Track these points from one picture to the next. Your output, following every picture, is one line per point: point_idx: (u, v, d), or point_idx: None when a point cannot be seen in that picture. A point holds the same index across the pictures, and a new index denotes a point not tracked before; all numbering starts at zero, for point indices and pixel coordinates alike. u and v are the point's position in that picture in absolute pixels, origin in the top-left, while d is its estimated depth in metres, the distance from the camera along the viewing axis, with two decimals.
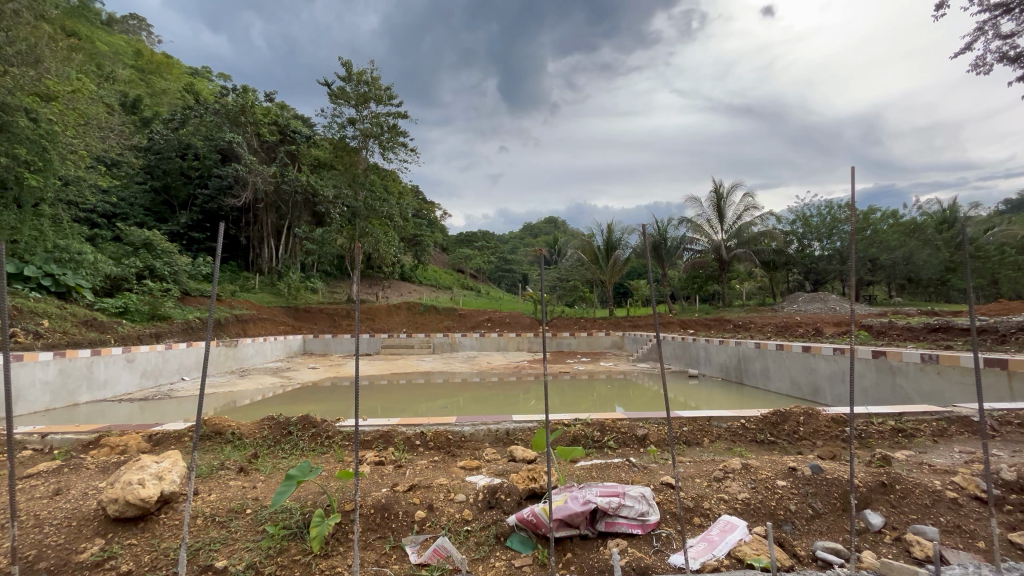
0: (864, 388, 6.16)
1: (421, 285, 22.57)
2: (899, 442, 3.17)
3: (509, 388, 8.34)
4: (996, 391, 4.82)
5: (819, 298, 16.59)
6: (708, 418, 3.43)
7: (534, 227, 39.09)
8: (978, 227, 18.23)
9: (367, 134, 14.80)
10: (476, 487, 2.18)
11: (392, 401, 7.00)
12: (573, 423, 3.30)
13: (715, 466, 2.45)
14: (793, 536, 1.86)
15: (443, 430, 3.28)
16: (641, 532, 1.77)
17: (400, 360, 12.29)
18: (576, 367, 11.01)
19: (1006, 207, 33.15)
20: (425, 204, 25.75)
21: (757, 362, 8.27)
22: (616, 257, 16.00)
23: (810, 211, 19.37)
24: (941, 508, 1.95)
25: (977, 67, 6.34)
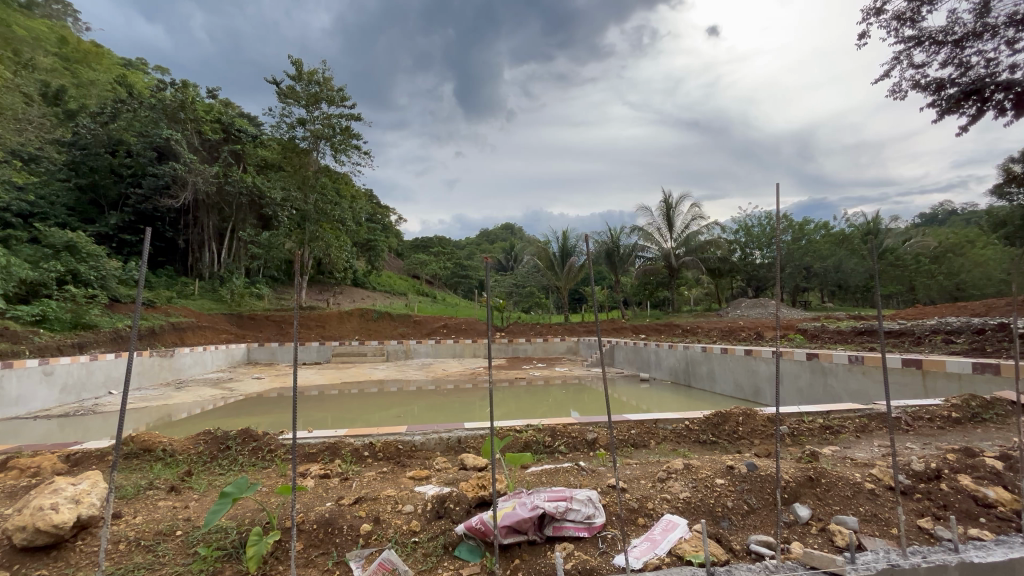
0: (800, 389, 6.57)
1: (374, 292, 22.03)
2: (827, 438, 3.41)
3: (462, 396, 8.27)
4: (913, 389, 5.27)
5: (759, 304, 17.55)
6: (655, 421, 3.56)
7: (490, 233, 39.16)
8: (897, 238, 19.87)
9: (318, 135, 14.39)
10: (426, 497, 2.15)
11: (344, 411, 6.78)
12: (525, 428, 3.34)
13: (660, 468, 2.54)
14: (730, 531, 1.94)
15: (393, 440, 3.23)
16: (588, 535, 1.81)
17: (352, 368, 11.93)
18: (532, 373, 11.09)
19: (920, 220, 36.62)
20: (380, 209, 25.26)
21: (704, 365, 8.65)
22: (571, 263, 16.31)
23: (752, 221, 20.48)
24: (861, 499, 2.11)
25: (894, 93, 6.92)
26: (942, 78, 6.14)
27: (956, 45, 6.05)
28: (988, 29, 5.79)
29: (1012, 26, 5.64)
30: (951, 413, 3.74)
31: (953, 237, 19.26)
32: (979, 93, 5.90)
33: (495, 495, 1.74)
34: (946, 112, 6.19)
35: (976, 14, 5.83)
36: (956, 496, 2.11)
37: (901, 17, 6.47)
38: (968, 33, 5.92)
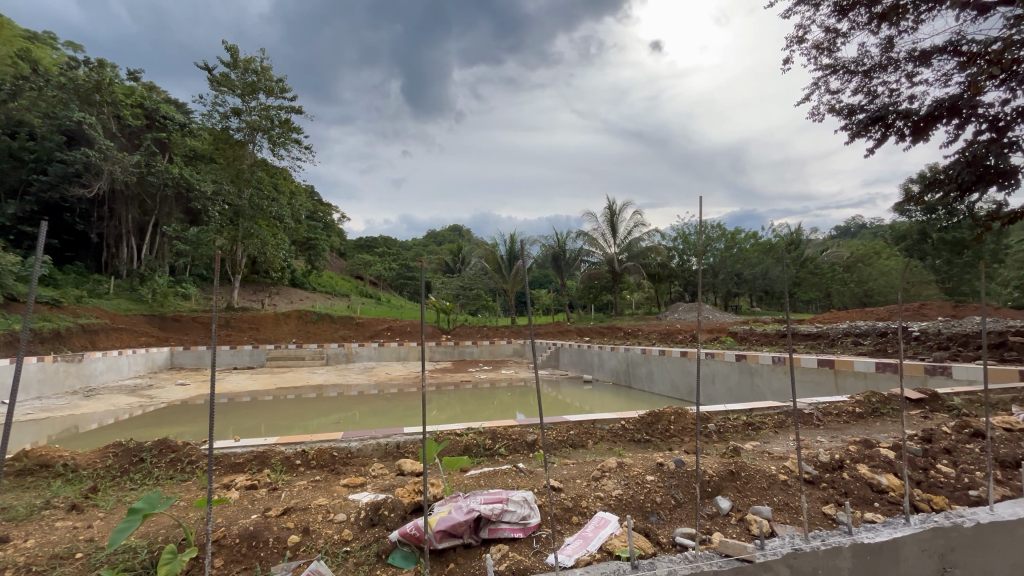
0: (731, 388, 7.00)
1: (314, 293, 21.14)
2: (749, 434, 3.65)
3: (405, 400, 8.10)
4: (826, 387, 5.78)
5: (695, 308, 18.53)
6: (593, 421, 3.68)
7: (437, 234, 38.70)
8: (816, 248, 21.65)
9: (254, 127, 13.65)
10: (359, 505, 2.10)
11: (279, 418, 6.46)
12: (465, 432, 3.34)
13: (595, 467, 2.62)
14: (658, 525, 2.03)
15: (328, 447, 3.13)
16: (523, 535, 1.84)
17: (289, 373, 11.39)
18: (477, 376, 11.06)
19: (835, 234, 40.48)
20: (321, 207, 24.32)
21: (643, 367, 9.00)
22: (518, 266, 16.48)
23: (689, 230, 21.58)
24: (775, 490, 2.28)
25: (815, 115, 7.52)
26: (854, 104, 6.78)
27: (865, 75, 6.70)
28: (892, 62, 6.46)
29: (911, 61, 6.32)
30: (855, 409, 4.12)
31: (862, 248, 21.29)
32: (884, 119, 6.54)
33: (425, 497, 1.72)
34: (857, 136, 6.83)
35: (882, 49, 6.49)
36: (855, 484, 2.33)
37: (819, 46, 7.08)
38: (876, 65, 6.57)
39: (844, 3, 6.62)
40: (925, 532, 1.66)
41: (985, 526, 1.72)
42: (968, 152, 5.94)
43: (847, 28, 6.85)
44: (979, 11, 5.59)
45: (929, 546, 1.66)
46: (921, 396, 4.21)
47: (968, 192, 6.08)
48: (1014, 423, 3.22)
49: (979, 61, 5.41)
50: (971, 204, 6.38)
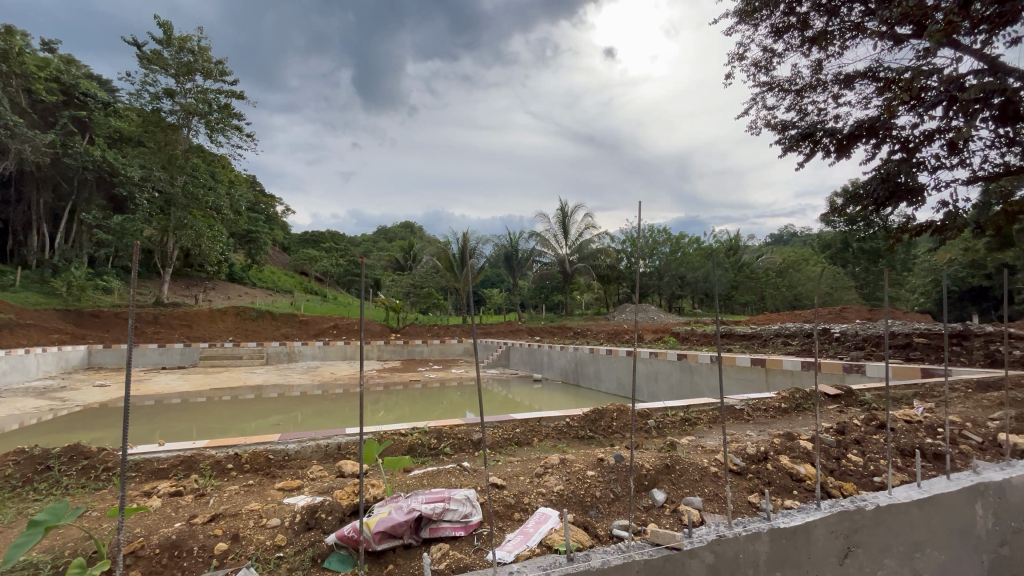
0: (672, 385, 7.32)
1: (254, 288, 20.09)
2: (686, 429, 3.82)
3: (351, 401, 7.85)
4: (758, 383, 6.18)
5: (642, 309, 19.21)
6: (539, 419, 3.74)
7: (388, 230, 37.74)
8: (752, 253, 23.04)
9: (189, 111, 12.80)
10: (295, 509, 2.03)
11: (213, 421, 6.11)
12: (410, 431, 3.30)
13: (538, 464, 2.67)
14: (597, 519, 2.09)
15: (263, 450, 3.00)
16: (464, 533, 1.84)
17: (224, 373, 10.77)
18: (427, 375, 10.92)
19: (769, 241, 43.28)
20: (264, 198, 23.14)
21: (591, 366, 9.23)
22: (470, 265, 16.44)
23: (637, 234, 22.38)
24: (706, 481, 2.42)
25: (752, 128, 7.98)
26: (787, 121, 7.27)
27: (797, 94, 7.20)
28: (820, 84, 6.98)
29: (837, 84, 6.86)
30: (781, 404, 4.43)
31: (793, 255, 22.87)
32: (812, 136, 7.06)
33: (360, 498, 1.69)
34: (789, 150, 7.33)
35: (812, 70, 7.00)
36: (776, 473, 2.51)
37: (757, 64, 7.53)
38: (806, 85, 7.08)
39: (779, 26, 7.09)
40: (833, 516, 1.80)
41: (883, 508, 1.90)
42: (883, 170, 6.51)
43: (782, 49, 7.34)
44: (894, 42, 6.15)
45: (837, 528, 1.81)
46: (837, 392, 4.58)
47: (883, 207, 6.67)
48: (914, 415, 3.59)
49: (894, 87, 5.96)
50: (884, 217, 7.00)
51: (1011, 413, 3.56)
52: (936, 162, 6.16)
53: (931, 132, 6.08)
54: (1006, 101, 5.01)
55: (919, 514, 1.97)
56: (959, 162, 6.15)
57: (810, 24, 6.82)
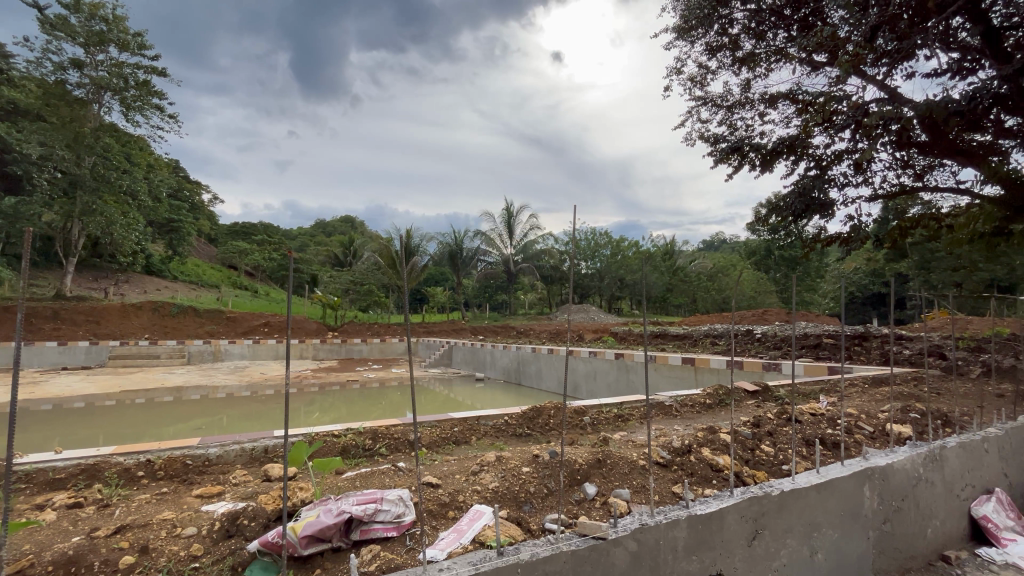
0: (609, 383, 7.60)
1: (175, 282, 18.62)
2: (619, 425, 3.98)
3: (282, 402, 7.48)
4: (686, 380, 6.55)
5: (583, 310, 19.75)
6: (477, 418, 3.76)
7: (327, 224, 36.22)
8: (686, 258, 24.36)
9: (101, 85, 11.65)
10: (214, 516, 1.92)
11: (125, 425, 5.60)
12: (343, 433, 3.20)
13: (475, 462, 2.68)
14: (530, 514, 2.15)
15: (180, 456, 2.81)
16: (396, 534, 1.82)
17: (137, 373, 9.87)
18: (365, 375, 10.60)
19: (703, 247, 45.99)
20: (188, 185, 21.48)
21: (533, 364, 9.39)
22: (413, 263, 16.23)
23: (580, 236, 23.06)
24: (634, 474, 2.55)
25: (687, 139, 8.43)
26: (718, 134, 7.76)
27: (728, 110, 7.71)
28: (748, 102, 7.51)
29: (762, 103, 7.42)
30: (706, 400, 4.73)
31: (722, 260, 24.38)
32: (740, 150, 7.58)
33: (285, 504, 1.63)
34: (719, 162, 7.83)
35: (741, 89, 7.51)
36: (699, 465, 2.68)
37: (693, 79, 7.97)
38: (736, 102, 7.59)
39: (713, 44, 7.55)
40: (743, 501, 1.96)
41: (787, 492, 2.09)
42: (800, 184, 7.13)
43: (715, 67, 7.83)
44: (811, 68, 6.75)
45: (746, 513, 1.97)
46: (756, 388, 4.96)
47: (800, 218, 7.29)
48: (819, 408, 3.95)
49: (811, 109, 6.54)
50: (799, 228, 7.67)
51: (897, 406, 4.02)
52: (844, 179, 6.82)
53: (841, 152, 6.73)
54: (902, 128, 5.63)
55: (817, 497, 2.18)
56: (863, 180, 6.85)
57: (740, 45, 7.32)
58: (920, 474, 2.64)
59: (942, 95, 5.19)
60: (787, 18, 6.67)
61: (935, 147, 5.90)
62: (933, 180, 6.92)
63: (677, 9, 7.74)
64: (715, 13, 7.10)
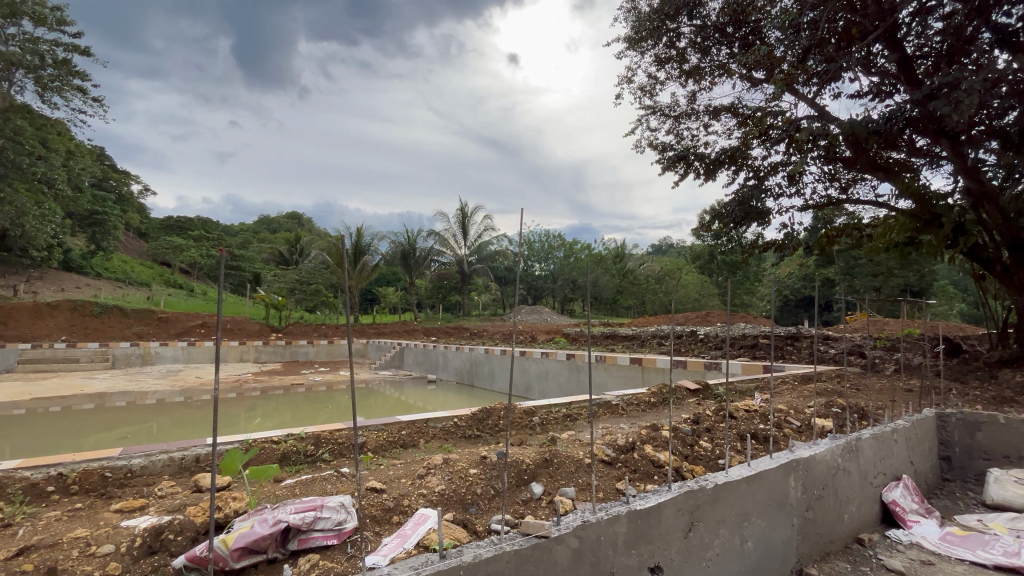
0: (560, 383, 7.75)
1: (97, 280, 17.15)
2: (566, 425, 4.05)
3: (219, 407, 7.05)
4: (633, 379, 6.80)
5: (536, 311, 19.99)
6: (426, 420, 3.71)
7: (272, 220, 34.55)
8: (636, 261, 25.16)
9: (12, 62, 10.56)
10: (136, 532, 1.80)
11: (36, 436, 5.10)
12: (284, 438, 3.07)
13: (421, 465, 2.65)
14: (477, 515, 2.16)
15: (99, 467, 2.59)
16: (337, 541, 1.77)
17: (52, 379, 9.01)
18: (311, 378, 10.19)
19: (652, 251, 47.58)
20: (114, 174, 19.85)
21: (485, 366, 9.40)
22: (363, 262, 16.04)
23: (534, 237, 23.79)
24: (579, 472, 2.61)
25: (637, 146, 8.72)
26: (666, 143, 8.09)
27: (675, 120, 8.05)
28: (693, 113, 7.87)
29: (707, 114, 7.80)
30: (650, 398, 4.90)
31: (669, 263, 25.33)
32: (686, 158, 7.93)
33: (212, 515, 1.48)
34: (667, 169, 8.14)
35: (688, 100, 7.87)
36: (641, 461, 2.78)
37: (643, 89, 8.27)
38: (682, 113, 7.94)
39: (662, 56, 7.86)
40: (680, 495, 2.05)
41: (720, 486, 2.20)
42: (740, 193, 7.56)
43: (663, 78, 8.15)
44: (751, 84, 7.17)
45: (682, 506, 2.06)
46: (696, 386, 5.19)
47: (739, 225, 7.73)
48: (753, 404, 4.19)
49: (750, 123, 6.95)
50: (739, 235, 8.12)
51: (822, 401, 4.33)
52: (779, 190, 7.28)
53: (776, 164, 7.18)
54: (829, 144, 6.09)
55: (747, 488, 2.32)
56: (796, 191, 7.34)
57: (686, 58, 7.65)
58: (839, 464, 2.87)
59: (863, 115, 5.66)
60: (729, 36, 7.06)
61: (858, 163, 6.42)
62: (856, 192, 7.51)
63: (628, 20, 8.01)
64: (663, 26, 7.39)
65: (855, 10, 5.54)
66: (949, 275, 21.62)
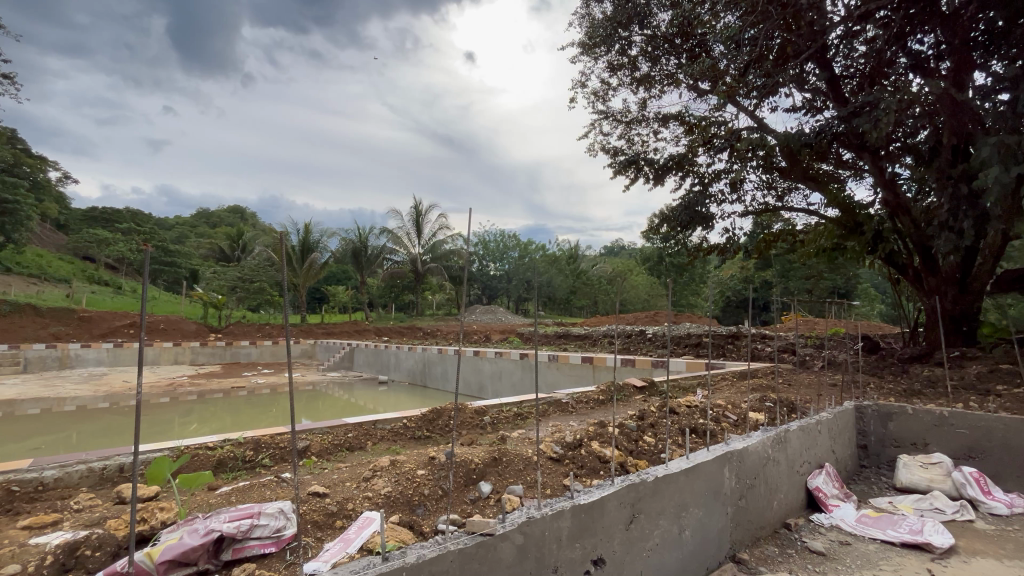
0: (514, 382, 7.82)
1: (7, 276, 15.54)
2: (516, 423, 4.10)
3: (149, 413, 6.58)
4: (583, 377, 6.97)
5: (491, 311, 19.97)
6: (374, 422, 3.63)
7: (211, 214, 32.62)
8: (589, 262, 25.73)
9: None
10: (47, 549, 1.66)
11: None
12: (220, 444, 2.92)
13: (367, 467, 2.60)
14: (424, 517, 2.15)
15: (6, 480, 2.36)
16: (275, 549, 1.70)
17: None
18: (254, 381, 9.71)
19: (605, 252, 48.69)
20: (27, 160, 18.06)
21: (438, 366, 9.33)
22: (311, 261, 15.54)
23: (489, 237, 23.79)
24: (527, 469, 2.65)
25: (590, 150, 8.91)
26: (617, 148, 8.34)
27: (627, 126, 8.30)
28: (644, 119, 8.15)
29: (656, 121, 8.10)
30: (598, 396, 5.04)
31: (620, 264, 26.12)
32: (636, 163, 8.20)
33: (133, 493, 1.29)
34: (618, 173, 8.38)
35: (639, 107, 8.14)
36: (588, 458, 2.86)
37: (596, 94, 8.47)
38: (634, 119, 8.20)
39: (614, 63, 8.07)
40: (622, 489, 2.12)
41: (660, 478, 2.30)
42: (687, 199, 7.91)
43: (615, 84, 8.38)
44: (697, 94, 7.52)
45: (624, 499, 2.13)
46: (643, 383, 5.39)
47: (685, 229, 8.08)
48: (695, 400, 4.39)
49: (696, 131, 7.29)
50: (685, 239, 8.48)
51: (757, 396, 4.59)
52: (722, 197, 7.68)
53: (719, 172, 7.57)
54: (767, 154, 6.48)
55: (685, 480, 2.44)
56: (737, 198, 7.77)
57: (638, 66, 7.91)
58: (769, 455, 3.06)
59: (796, 129, 6.08)
60: (678, 47, 7.36)
61: (792, 173, 6.86)
62: (790, 200, 8.02)
63: (582, 26, 8.17)
64: (616, 34, 7.59)
65: (790, 30, 5.93)
66: (871, 279, 23.50)
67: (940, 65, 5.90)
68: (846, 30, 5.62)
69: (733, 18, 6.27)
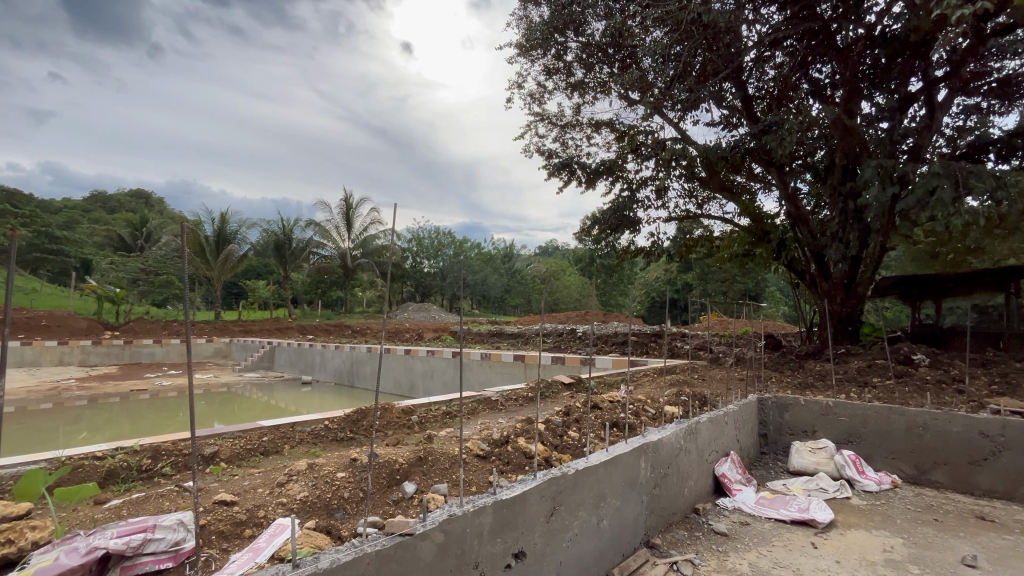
0: (445, 380, 7.79)
1: None
2: (445, 422, 4.06)
3: (28, 421, 5.81)
4: (514, 375, 7.06)
5: (424, 308, 19.64)
6: (293, 424, 3.46)
7: (109, 197, 29.25)
8: (522, 262, 26.06)
9: None
10: None
11: None
12: (110, 453, 2.62)
13: (282, 472, 2.47)
14: (343, 520, 2.08)
15: None
16: (172, 564, 1.57)
17: None
18: (158, 383, 8.87)
19: (537, 252, 49.41)
20: None
21: (367, 365, 9.01)
22: (227, 253, 14.41)
23: (422, 233, 23.36)
24: (453, 467, 2.64)
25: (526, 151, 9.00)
26: (552, 151, 8.51)
27: (561, 129, 8.49)
28: (578, 124, 8.39)
29: (589, 127, 8.36)
30: (527, 393, 5.13)
31: (552, 264, 26.72)
32: (569, 167, 8.42)
33: None
34: (552, 175, 8.56)
35: (573, 112, 8.37)
36: (514, 454, 2.90)
37: (533, 96, 8.58)
38: (568, 123, 8.41)
39: (550, 67, 8.24)
40: (543, 483, 2.18)
41: (580, 471, 2.39)
42: (616, 203, 8.26)
43: (551, 88, 8.54)
44: (627, 103, 7.85)
45: (545, 492, 2.19)
46: (570, 380, 5.55)
47: (614, 232, 8.46)
48: (618, 395, 4.57)
49: (625, 139, 7.63)
50: (614, 241, 8.82)
51: (674, 390, 4.89)
52: (648, 203, 8.09)
53: (646, 179, 7.97)
54: (688, 165, 6.91)
55: (604, 471, 2.55)
56: (661, 203, 8.22)
57: (572, 72, 8.13)
58: (681, 445, 3.27)
59: (714, 143, 6.54)
60: (610, 56, 7.65)
61: (710, 183, 7.37)
62: (709, 208, 8.60)
63: (519, 27, 8.25)
64: (552, 39, 7.75)
65: (711, 49, 6.38)
66: (775, 283, 25.78)
67: (834, 93, 6.60)
68: (758, 55, 6.14)
69: (661, 34, 6.65)
